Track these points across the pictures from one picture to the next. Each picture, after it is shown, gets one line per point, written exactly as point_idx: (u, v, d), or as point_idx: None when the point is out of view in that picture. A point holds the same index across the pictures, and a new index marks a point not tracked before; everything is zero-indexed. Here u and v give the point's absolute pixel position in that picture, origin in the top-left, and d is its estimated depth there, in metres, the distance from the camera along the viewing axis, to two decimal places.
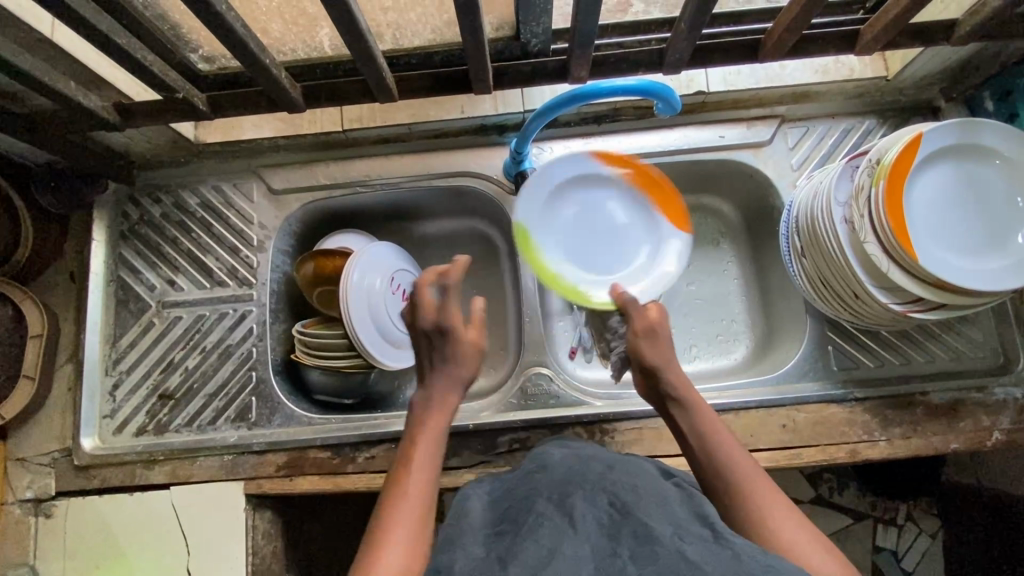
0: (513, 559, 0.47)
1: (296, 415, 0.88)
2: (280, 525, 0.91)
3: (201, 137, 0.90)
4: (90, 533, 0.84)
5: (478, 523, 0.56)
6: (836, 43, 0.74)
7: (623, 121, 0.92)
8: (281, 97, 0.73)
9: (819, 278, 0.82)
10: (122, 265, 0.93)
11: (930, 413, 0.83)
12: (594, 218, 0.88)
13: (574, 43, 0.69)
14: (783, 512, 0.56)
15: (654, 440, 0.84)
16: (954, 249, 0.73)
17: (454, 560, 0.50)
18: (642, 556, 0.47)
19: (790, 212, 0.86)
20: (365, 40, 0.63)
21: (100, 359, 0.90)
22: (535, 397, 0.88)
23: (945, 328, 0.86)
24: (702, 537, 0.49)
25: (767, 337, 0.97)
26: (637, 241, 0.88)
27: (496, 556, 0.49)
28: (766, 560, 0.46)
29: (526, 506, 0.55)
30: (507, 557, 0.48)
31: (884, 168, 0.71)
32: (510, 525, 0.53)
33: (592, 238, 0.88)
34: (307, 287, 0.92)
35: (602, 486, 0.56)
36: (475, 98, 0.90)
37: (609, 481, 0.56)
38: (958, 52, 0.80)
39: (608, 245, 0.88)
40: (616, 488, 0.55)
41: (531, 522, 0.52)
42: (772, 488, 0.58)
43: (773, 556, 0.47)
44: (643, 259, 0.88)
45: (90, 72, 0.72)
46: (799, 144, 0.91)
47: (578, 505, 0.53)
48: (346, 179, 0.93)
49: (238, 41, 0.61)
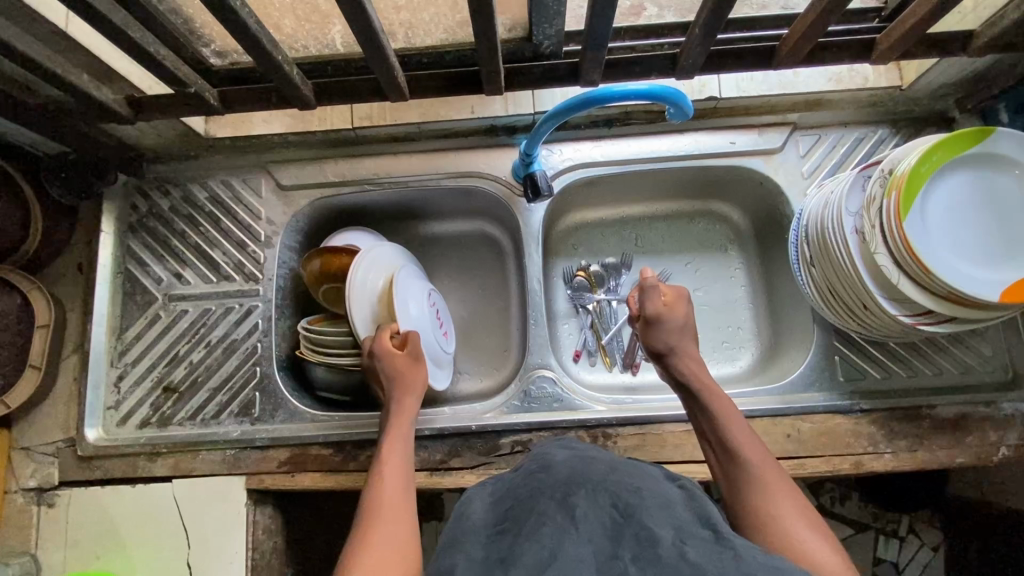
0: (516, 562, 0.48)
1: (299, 411, 0.88)
2: (280, 520, 0.91)
3: (212, 131, 0.90)
4: (92, 524, 0.84)
5: (478, 524, 0.56)
6: (851, 51, 0.74)
7: (634, 125, 0.91)
8: (292, 94, 0.73)
9: (829, 289, 0.81)
10: (130, 257, 0.93)
11: (936, 426, 0.82)
12: (970, 232, 0.73)
13: (587, 46, 0.68)
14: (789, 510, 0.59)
15: (656, 447, 0.83)
16: (969, 260, 0.72)
17: (455, 563, 0.50)
18: (643, 559, 0.47)
19: (800, 221, 0.85)
20: (377, 39, 0.63)
21: (107, 350, 0.91)
22: (539, 400, 0.87)
23: (953, 341, 0.85)
24: (703, 537, 0.49)
25: (773, 345, 0.96)
26: (965, 264, 0.72)
27: (500, 557, 0.49)
28: (767, 561, 0.46)
29: (529, 505, 0.55)
30: (509, 559, 0.48)
31: (896, 180, 0.71)
32: (512, 524, 0.54)
33: (934, 191, 0.73)
34: (313, 283, 0.92)
35: (605, 486, 0.55)
36: (486, 98, 0.90)
37: (611, 481, 0.56)
38: (973, 64, 0.79)
39: (945, 236, 0.73)
40: (619, 489, 0.55)
41: (534, 521, 0.52)
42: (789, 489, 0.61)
43: (776, 558, 0.47)
44: (954, 268, 0.71)
45: (103, 64, 0.72)
46: (811, 152, 0.91)
47: (581, 504, 0.53)
48: (356, 177, 0.93)
49: (251, 38, 0.61)
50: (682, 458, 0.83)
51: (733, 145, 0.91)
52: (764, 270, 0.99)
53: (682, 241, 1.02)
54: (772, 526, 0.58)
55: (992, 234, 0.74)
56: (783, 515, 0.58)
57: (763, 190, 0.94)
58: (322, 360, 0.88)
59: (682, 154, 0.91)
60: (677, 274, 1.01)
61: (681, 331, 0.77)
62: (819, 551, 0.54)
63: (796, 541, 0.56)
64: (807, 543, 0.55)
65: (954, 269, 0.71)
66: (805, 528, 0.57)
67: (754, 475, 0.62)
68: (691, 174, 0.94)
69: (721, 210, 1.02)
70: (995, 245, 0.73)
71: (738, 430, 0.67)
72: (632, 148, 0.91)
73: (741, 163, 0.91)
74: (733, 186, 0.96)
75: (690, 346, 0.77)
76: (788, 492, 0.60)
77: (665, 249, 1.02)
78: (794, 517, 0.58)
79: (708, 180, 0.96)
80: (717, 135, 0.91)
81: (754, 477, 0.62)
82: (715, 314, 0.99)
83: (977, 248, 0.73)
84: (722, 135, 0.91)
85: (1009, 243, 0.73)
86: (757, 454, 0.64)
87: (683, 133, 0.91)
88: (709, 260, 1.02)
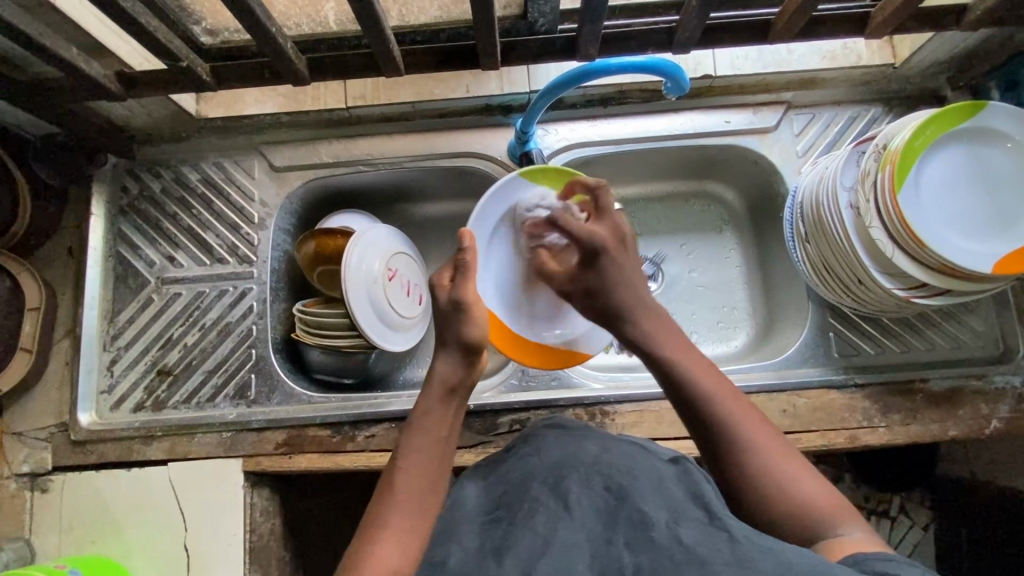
0: (509, 552, 0.49)
1: (296, 393, 0.88)
2: (277, 503, 0.91)
3: (202, 112, 0.89)
4: (86, 509, 0.83)
5: (472, 510, 0.57)
6: (845, 26, 0.74)
7: (629, 104, 0.91)
8: (286, 69, 0.72)
9: (822, 264, 0.81)
10: (121, 240, 0.92)
11: (929, 400, 0.82)
12: (965, 208, 0.74)
13: (584, 19, 0.68)
14: (773, 446, 0.58)
15: (653, 423, 0.83)
16: (964, 234, 0.73)
17: (448, 554, 0.52)
18: (637, 543, 0.47)
19: (795, 197, 0.85)
20: (373, 11, 0.63)
21: (99, 333, 0.90)
22: (536, 378, 0.88)
23: (946, 317, 0.87)
24: (697, 518, 0.48)
25: (768, 323, 0.97)
26: (962, 244, 0.72)
27: (491, 547, 0.50)
28: (764, 543, 0.44)
29: (523, 491, 0.56)
30: (501, 548, 0.49)
31: (890, 154, 0.72)
32: (504, 513, 0.55)
33: (930, 168, 0.74)
34: (306, 266, 0.92)
35: (597, 470, 0.55)
36: (481, 77, 0.90)
37: (603, 463, 0.56)
38: (966, 40, 0.80)
39: (940, 215, 0.73)
40: (610, 471, 0.55)
41: (527, 508, 0.53)
42: (757, 420, 0.60)
43: (772, 536, 0.46)
44: (952, 245, 0.72)
45: (91, 39, 0.71)
46: (805, 131, 0.91)
47: (574, 489, 0.53)
48: (350, 158, 0.92)
49: (244, 7, 0.60)
50: (679, 435, 0.83)
51: (728, 123, 0.91)
52: (759, 250, 1.00)
53: (678, 223, 1.03)
54: (755, 475, 0.57)
55: (985, 209, 0.74)
56: (770, 457, 0.57)
57: (757, 169, 0.94)
58: (318, 343, 0.88)
59: (677, 133, 0.91)
60: (672, 256, 1.01)
61: (618, 253, 0.73)
62: (790, 471, 0.56)
63: (769, 478, 0.56)
64: (792, 483, 0.56)
65: (953, 245, 0.72)
66: (792, 467, 0.57)
67: (731, 424, 0.59)
68: (685, 154, 0.94)
69: (716, 191, 1.02)
70: (988, 218, 0.74)
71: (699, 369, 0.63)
72: (627, 129, 0.91)
73: (736, 141, 0.91)
74: (728, 166, 0.97)
75: (629, 289, 0.72)
76: (759, 427, 0.59)
77: (660, 231, 1.02)
78: (777, 456, 0.57)
79: (702, 160, 0.96)
80: (712, 113, 0.91)
81: (728, 429, 0.59)
82: (710, 294, 1.00)
83: (973, 220, 0.74)
84: (717, 113, 0.91)
85: (1002, 217, 0.74)
86: (718, 387, 0.62)
87: (678, 112, 0.91)
88: (703, 240, 1.02)
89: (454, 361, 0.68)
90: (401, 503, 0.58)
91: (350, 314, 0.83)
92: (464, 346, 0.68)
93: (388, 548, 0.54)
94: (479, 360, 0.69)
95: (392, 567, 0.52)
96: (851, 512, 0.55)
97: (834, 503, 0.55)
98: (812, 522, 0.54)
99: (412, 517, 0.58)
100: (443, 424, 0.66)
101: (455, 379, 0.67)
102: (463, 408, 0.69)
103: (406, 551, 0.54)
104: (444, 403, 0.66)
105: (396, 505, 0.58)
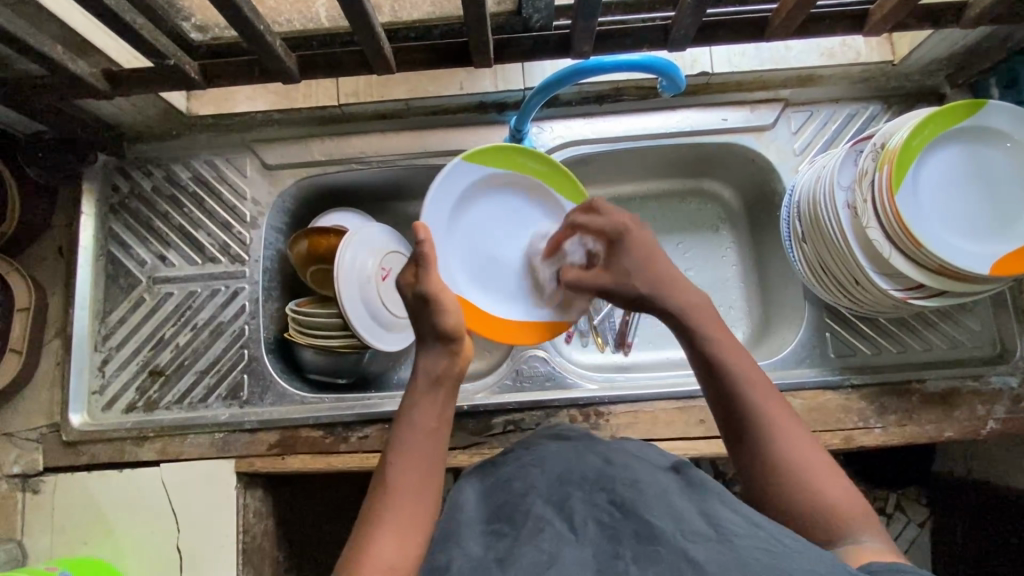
0: (512, 562, 0.47)
1: (288, 394, 0.87)
2: (270, 503, 0.90)
3: (193, 110, 0.88)
4: (78, 510, 0.83)
5: (474, 517, 0.55)
6: (843, 23, 0.73)
7: (626, 101, 0.90)
8: (275, 68, 0.71)
9: (819, 264, 0.81)
10: (111, 239, 0.91)
11: (925, 401, 0.82)
12: (963, 207, 0.73)
13: (578, 15, 0.67)
14: (801, 442, 0.58)
15: (648, 424, 0.83)
16: (962, 234, 0.72)
17: (450, 559, 0.50)
18: (644, 557, 0.46)
19: (791, 196, 0.84)
20: (363, 10, 0.62)
21: (90, 333, 0.89)
22: (530, 378, 0.88)
23: (943, 316, 0.86)
24: (703, 534, 0.47)
25: (764, 322, 0.96)
26: (959, 244, 0.72)
27: (496, 556, 0.48)
28: (772, 560, 0.44)
29: (523, 506, 0.54)
30: (506, 560, 0.47)
31: (889, 153, 0.71)
32: (495, 519, 0.54)
33: (930, 166, 0.74)
34: (301, 265, 0.91)
35: (601, 483, 0.54)
36: (475, 74, 0.89)
37: (607, 476, 0.55)
38: (967, 37, 0.79)
39: (937, 214, 0.73)
40: (614, 486, 0.54)
41: (531, 525, 0.51)
42: (788, 415, 0.60)
43: (787, 549, 0.45)
44: (949, 245, 0.71)
45: (76, 35, 0.70)
46: (802, 129, 0.90)
47: (577, 508, 0.52)
48: (343, 156, 0.91)
49: (231, 5, 0.59)
50: (672, 436, 0.82)
51: (724, 121, 0.90)
52: (756, 249, 0.99)
53: (674, 221, 1.02)
54: (779, 468, 0.57)
55: (984, 209, 0.74)
56: (796, 450, 0.58)
57: (754, 167, 0.93)
58: (311, 343, 0.87)
59: (673, 131, 0.90)
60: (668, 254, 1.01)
61: (639, 235, 0.73)
62: (817, 470, 0.56)
63: (791, 475, 0.56)
64: (817, 482, 0.56)
65: (951, 246, 0.71)
66: (818, 465, 0.57)
67: (761, 413, 0.59)
68: (681, 152, 0.94)
69: (713, 189, 1.01)
70: (987, 218, 0.73)
71: (731, 353, 0.63)
72: (623, 127, 0.90)
73: (732, 139, 0.90)
74: (725, 164, 0.96)
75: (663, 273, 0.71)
76: (788, 422, 0.59)
77: (657, 230, 1.02)
78: (806, 451, 0.57)
79: (699, 158, 0.95)
80: (709, 111, 0.90)
81: (756, 418, 0.59)
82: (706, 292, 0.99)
83: (971, 220, 0.73)
84: (714, 111, 0.90)
85: (1000, 216, 0.73)
86: (750, 374, 0.62)
87: (675, 110, 0.90)
88: (699, 238, 1.01)
89: (436, 355, 0.67)
90: (397, 497, 0.58)
91: (342, 311, 0.82)
92: (445, 337, 0.67)
93: (384, 547, 0.54)
94: (461, 345, 0.68)
95: (387, 565, 0.53)
96: (871, 519, 0.55)
97: (859, 508, 0.55)
98: (836, 526, 0.54)
99: (408, 513, 0.57)
100: (434, 413, 0.64)
101: (443, 370, 0.66)
102: (455, 398, 0.68)
103: (403, 548, 0.54)
104: (433, 393, 0.65)
105: (393, 501, 0.58)
